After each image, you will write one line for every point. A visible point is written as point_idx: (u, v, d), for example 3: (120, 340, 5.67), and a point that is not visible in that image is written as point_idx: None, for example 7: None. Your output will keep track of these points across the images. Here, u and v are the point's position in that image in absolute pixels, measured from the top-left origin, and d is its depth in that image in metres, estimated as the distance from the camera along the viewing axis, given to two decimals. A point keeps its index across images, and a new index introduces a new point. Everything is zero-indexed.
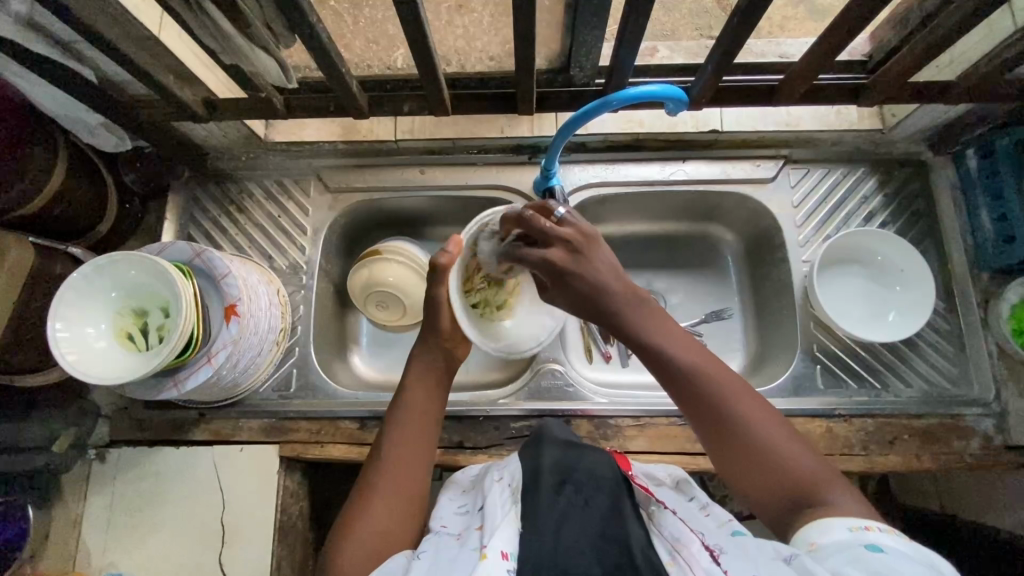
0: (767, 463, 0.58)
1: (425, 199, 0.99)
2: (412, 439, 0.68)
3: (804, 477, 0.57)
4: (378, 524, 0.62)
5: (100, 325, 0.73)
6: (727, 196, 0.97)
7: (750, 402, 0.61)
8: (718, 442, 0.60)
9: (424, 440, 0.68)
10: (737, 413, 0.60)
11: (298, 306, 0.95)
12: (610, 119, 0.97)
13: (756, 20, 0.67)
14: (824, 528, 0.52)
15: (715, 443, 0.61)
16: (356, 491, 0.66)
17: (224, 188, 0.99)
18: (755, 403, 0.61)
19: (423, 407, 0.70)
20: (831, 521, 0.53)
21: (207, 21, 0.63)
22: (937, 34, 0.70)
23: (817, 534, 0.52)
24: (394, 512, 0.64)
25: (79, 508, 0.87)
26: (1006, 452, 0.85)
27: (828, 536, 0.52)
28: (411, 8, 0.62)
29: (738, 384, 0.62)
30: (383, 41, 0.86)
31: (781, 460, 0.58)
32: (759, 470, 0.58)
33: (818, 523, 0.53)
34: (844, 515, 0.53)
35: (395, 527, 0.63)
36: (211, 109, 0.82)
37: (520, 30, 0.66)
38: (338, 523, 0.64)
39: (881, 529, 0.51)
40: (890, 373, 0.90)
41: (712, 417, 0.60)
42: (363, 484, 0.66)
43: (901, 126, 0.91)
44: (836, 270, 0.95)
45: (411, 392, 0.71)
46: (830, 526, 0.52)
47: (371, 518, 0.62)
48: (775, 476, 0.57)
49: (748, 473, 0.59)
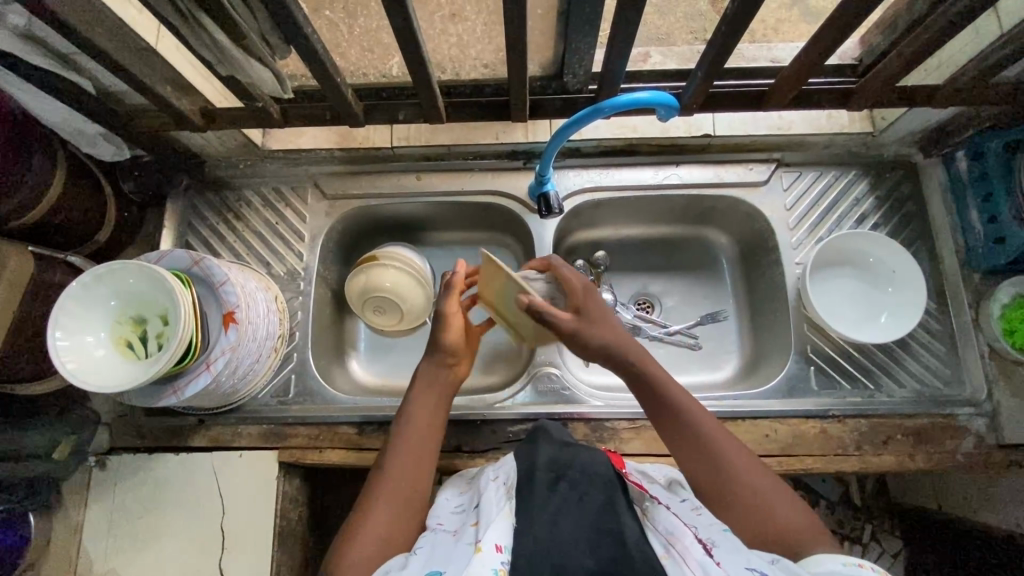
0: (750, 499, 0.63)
1: (422, 205, 1.00)
2: (416, 446, 0.70)
3: (793, 527, 0.61)
4: (380, 529, 0.63)
5: (100, 333, 0.74)
6: (720, 199, 0.98)
7: (745, 458, 0.66)
8: (704, 479, 0.66)
9: (427, 448, 0.70)
10: (721, 450, 0.66)
11: (296, 312, 0.96)
12: (604, 124, 0.98)
13: (744, 27, 0.68)
14: (818, 560, 0.56)
15: (699, 479, 0.66)
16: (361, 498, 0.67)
17: (222, 196, 1.00)
18: (735, 444, 0.67)
19: (427, 423, 0.72)
20: (825, 556, 0.56)
21: (203, 33, 0.64)
22: (923, 38, 0.71)
23: (812, 564, 0.56)
24: (391, 521, 0.64)
25: (79, 515, 0.88)
26: (998, 450, 0.86)
27: (820, 566, 0.55)
28: (404, 19, 0.63)
29: (720, 426, 0.68)
30: (378, 49, 0.83)
31: (762, 498, 0.63)
32: (744, 508, 0.63)
33: (814, 557, 0.56)
34: (837, 554, 0.56)
35: (394, 537, 0.64)
36: (208, 118, 0.83)
37: (513, 39, 0.67)
38: (340, 534, 0.65)
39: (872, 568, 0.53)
40: (884, 373, 0.90)
41: (699, 452, 0.66)
42: (366, 495, 0.67)
43: (892, 129, 0.93)
44: (829, 271, 0.96)
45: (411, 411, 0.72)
46: (824, 559, 0.55)
47: (375, 522, 0.64)
48: (757, 512, 0.62)
49: (732, 511, 0.63)
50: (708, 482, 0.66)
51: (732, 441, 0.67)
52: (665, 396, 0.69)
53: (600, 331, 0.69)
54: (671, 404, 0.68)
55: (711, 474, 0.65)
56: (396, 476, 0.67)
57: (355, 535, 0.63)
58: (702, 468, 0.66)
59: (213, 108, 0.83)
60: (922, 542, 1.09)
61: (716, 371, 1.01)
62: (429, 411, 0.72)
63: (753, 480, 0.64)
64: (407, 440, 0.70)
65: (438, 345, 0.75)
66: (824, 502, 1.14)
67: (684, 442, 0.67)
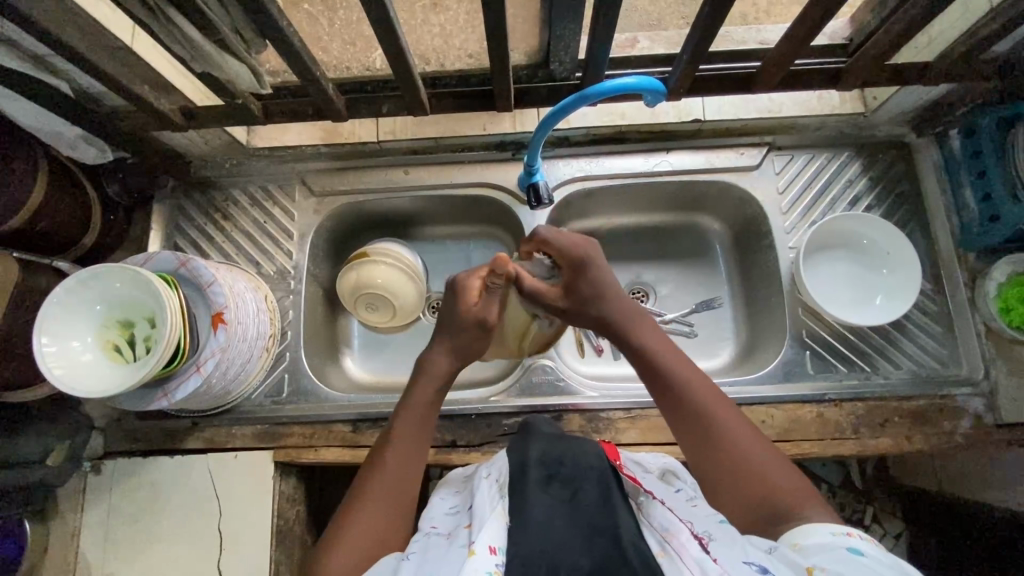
0: (750, 477, 0.62)
1: (412, 199, 0.99)
2: (405, 455, 0.67)
3: (786, 493, 0.60)
4: (367, 527, 0.62)
5: (86, 338, 0.73)
6: (712, 184, 0.97)
7: (737, 423, 0.66)
8: (693, 438, 0.66)
9: (416, 459, 0.68)
10: (721, 422, 0.65)
11: (287, 311, 0.96)
12: (592, 112, 0.96)
13: (726, 8, 0.66)
14: (807, 532, 0.55)
15: (687, 442, 0.66)
16: (346, 505, 0.66)
17: (209, 196, 0.99)
18: (733, 414, 0.66)
19: (415, 431, 0.69)
20: (814, 527, 0.55)
21: (175, 30, 0.63)
22: (911, 14, 0.70)
23: (800, 536, 0.55)
24: (382, 524, 0.63)
25: (76, 521, 0.88)
26: (996, 429, 0.86)
27: (810, 539, 0.54)
28: (380, 9, 0.61)
29: (716, 390, 0.68)
30: (360, 42, 0.85)
31: (766, 478, 0.61)
32: (746, 487, 0.61)
33: (801, 528, 0.56)
34: (827, 522, 0.56)
35: (381, 533, 0.63)
36: (188, 117, 0.82)
37: (493, 28, 0.66)
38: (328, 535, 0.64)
39: (861, 537, 0.53)
40: (881, 356, 0.90)
41: (694, 422, 0.66)
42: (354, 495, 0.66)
43: (885, 107, 0.91)
44: (824, 255, 0.95)
45: (403, 415, 0.69)
46: (814, 530, 0.55)
47: (359, 528, 0.62)
48: (754, 491, 0.61)
49: (726, 482, 0.63)
50: (702, 456, 0.65)
51: (722, 404, 0.67)
52: (654, 354, 0.70)
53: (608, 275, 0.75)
54: (666, 371, 0.69)
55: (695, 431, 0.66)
56: (388, 480, 0.65)
57: (342, 539, 0.61)
58: (700, 443, 0.65)
59: (194, 107, 0.82)
60: (924, 522, 1.09)
61: (712, 360, 1.00)
62: (425, 413, 0.70)
63: (752, 454, 0.63)
64: (398, 443, 0.68)
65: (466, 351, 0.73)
66: (826, 486, 1.14)
67: (681, 411, 0.67)
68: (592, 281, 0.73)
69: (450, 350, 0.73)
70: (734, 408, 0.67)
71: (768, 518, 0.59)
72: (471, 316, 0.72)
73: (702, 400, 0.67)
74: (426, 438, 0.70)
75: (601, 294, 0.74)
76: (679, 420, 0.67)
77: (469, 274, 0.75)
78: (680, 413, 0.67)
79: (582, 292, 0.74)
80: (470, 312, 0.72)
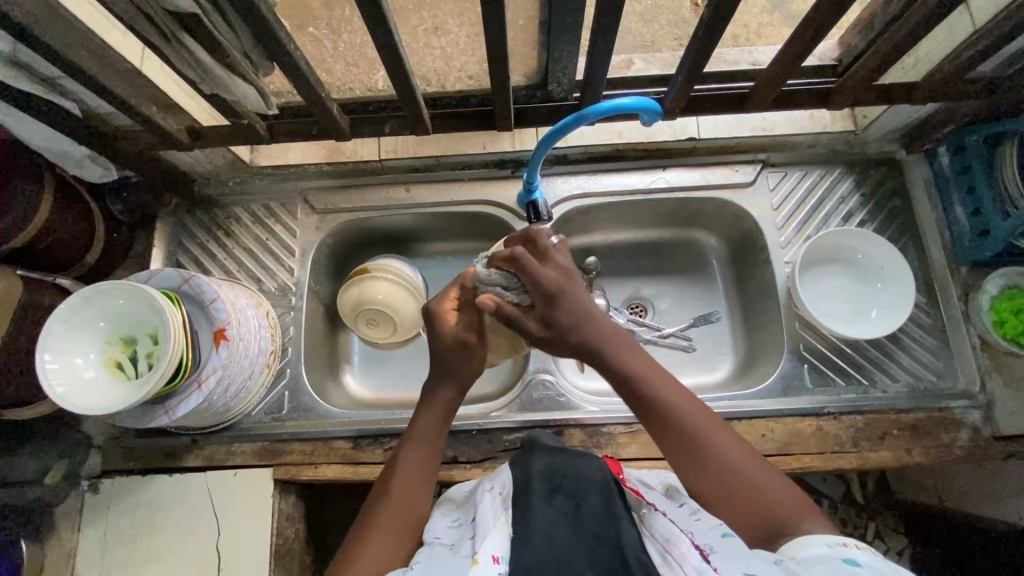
0: (742, 487, 0.61)
1: (413, 216, 1.01)
2: (412, 475, 0.67)
3: (780, 507, 0.60)
4: (372, 547, 0.62)
5: (89, 355, 0.73)
6: (707, 201, 0.99)
7: (721, 434, 0.64)
8: (685, 458, 0.63)
9: (426, 477, 0.68)
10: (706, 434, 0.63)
11: (288, 327, 0.96)
12: (589, 131, 0.99)
13: (719, 34, 0.69)
14: (805, 543, 0.55)
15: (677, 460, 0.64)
16: (356, 528, 0.65)
17: (211, 214, 1.00)
18: (715, 421, 0.66)
19: (421, 453, 0.68)
20: (809, 539, 0.55)
21: (186, 53, 0.65)
22: (897, 37, 0.72)
23: (798, 548, 0.55)
24: (388, 540, 0.63)
25: (73, 541, 0.87)
26: (994, 443, 0.86)
27: (808, 550, 0.54)
28: (385, 33, 0.63)
29: (696, 403, 0.66)
30: (363, 64, 0.89)
31: (761, 492, 0.61)
32: (743, 502, 0.61)
33: (802, 540, 0.56)
34: (824, 534, 0.56)
35: (386, 548, 0.62)
36: (193, 137, 0.83)
37: (492, 50, 0.68)
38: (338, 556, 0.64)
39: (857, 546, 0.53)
40: (878, 370, 0.91)
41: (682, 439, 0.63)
42: (365, 517, 0.66)
43: (873, 126, 0.94)
44: (818, 270, 0.97)
45: (411, 441, 0.69)
46: (810, 542, 0.55)
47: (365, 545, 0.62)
48: (751, 506, 0.60)
49: (722, 500, 0.61)
50: (694, 473, 0.63)
51: (704, 415, 0.65)
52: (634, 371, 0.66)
53: (583, 304, 0.67)
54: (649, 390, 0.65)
55: (683, 449, 0.63)
56: (397, 500, 0.65)
57: (351, 566, 0.61)
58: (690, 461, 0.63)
59: (200, 127, 0.84)
60: (926, 539, 1.09)
61: (711, 373, 1.01)
62: (432, 432, 0.69)
63: (741, 459, 0.63)
64: (406, 464, 0.68)
65: (460, 375, 0.70)
66: (827, 502, 1.14)
67: (667, 433, 0.64)
68: (570, 305, 0.66)
69: (450, 374, 0.70)
70: (712, 412, 0.66)
71: (769, 535, 0.59)
72: (449, 338, 0.70)
73: (677, 408, 0.64)
74: (435, 457, 0.69)
75: (578, 322, 0.66)
76: (666, 439, 0.64)
77: (441, 301, 0.72)
78: (666, 435, 0.64)
79: (564, 320, 0.66)
80: (449, 334, 0.70)
